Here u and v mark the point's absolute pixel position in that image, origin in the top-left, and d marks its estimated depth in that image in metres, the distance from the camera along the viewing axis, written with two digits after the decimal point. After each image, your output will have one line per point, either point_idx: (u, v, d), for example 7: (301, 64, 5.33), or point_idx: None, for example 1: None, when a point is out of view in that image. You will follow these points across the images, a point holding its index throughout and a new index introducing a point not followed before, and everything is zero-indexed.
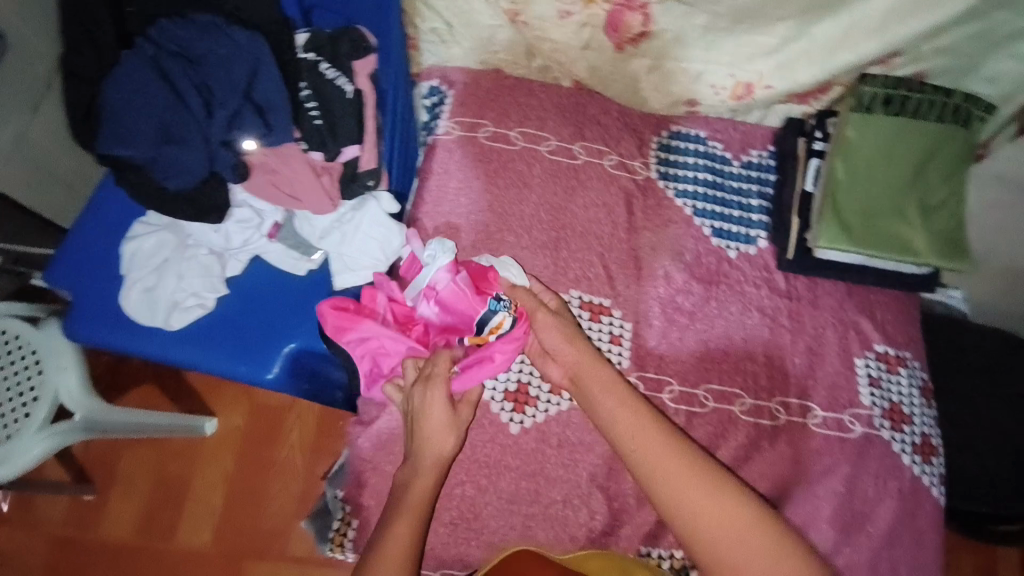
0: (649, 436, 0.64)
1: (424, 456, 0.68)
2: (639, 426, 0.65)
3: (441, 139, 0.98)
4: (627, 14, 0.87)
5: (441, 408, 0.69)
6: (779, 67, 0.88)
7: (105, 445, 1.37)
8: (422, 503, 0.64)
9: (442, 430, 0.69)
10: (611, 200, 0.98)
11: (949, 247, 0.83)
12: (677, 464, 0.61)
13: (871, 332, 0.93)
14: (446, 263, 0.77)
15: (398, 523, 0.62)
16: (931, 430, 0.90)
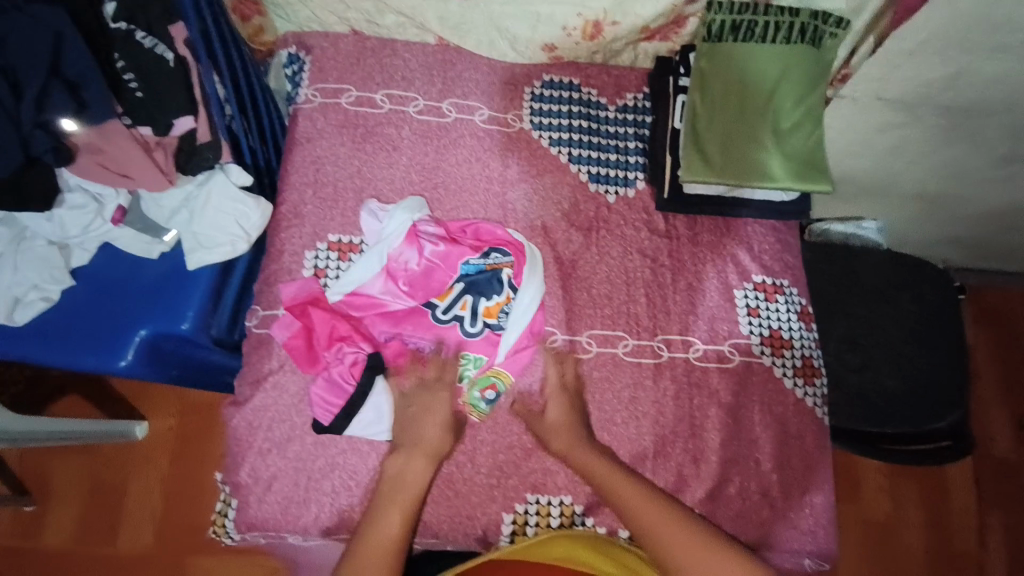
0: (623, 484, 0.75)
1: (416, 448, 0.76)
2: (615, 477, 0.76)
3: (301, 107, 0.94)
4: None
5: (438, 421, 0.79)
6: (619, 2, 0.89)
7: (33, 457, 1.31)
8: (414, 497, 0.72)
9: (440, 432, 0.78)
10: (482, 155, 0.96)
11: (806, 167, 0.83)
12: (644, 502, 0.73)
13: (749, 263, 0.94)
14: (401, 241, 0.85)
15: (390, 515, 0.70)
16: (813, 352, 0.91)
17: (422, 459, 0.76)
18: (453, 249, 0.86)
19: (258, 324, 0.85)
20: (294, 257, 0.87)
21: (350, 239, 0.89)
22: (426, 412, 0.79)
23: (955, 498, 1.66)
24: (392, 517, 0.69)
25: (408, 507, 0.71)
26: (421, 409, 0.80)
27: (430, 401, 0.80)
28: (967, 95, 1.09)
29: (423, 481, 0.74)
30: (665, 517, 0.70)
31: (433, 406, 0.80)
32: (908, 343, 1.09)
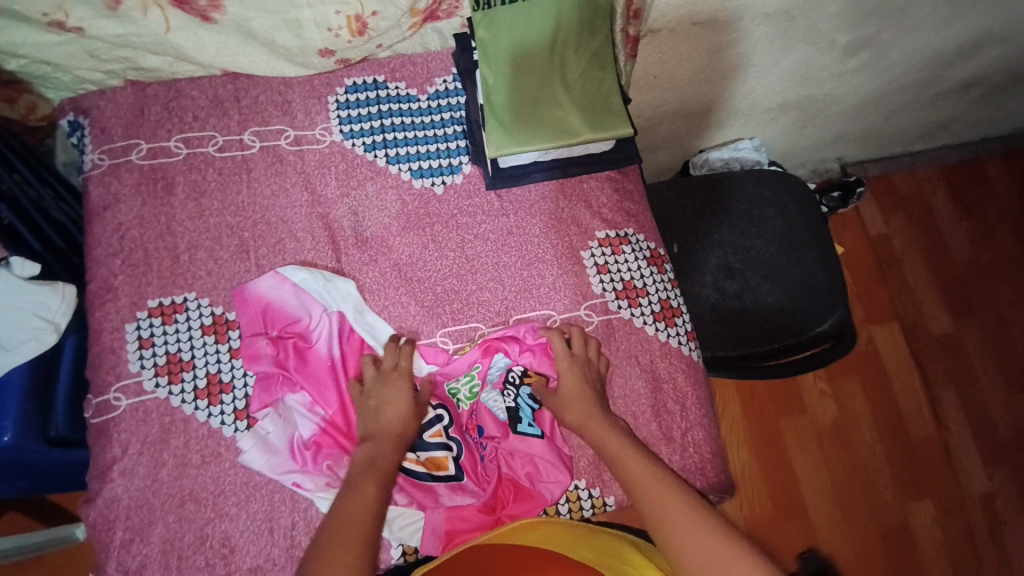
0: (631, 462, 0.74)
1: (386, 437, 0.77)
2: (629, 458, 0.75)
3: (91, 175, 0.89)
4: None
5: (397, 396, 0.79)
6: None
7: None
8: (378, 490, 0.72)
9: (399, 419, 0.78)
10: (297, 180, 0.92)
11: (597, 115, 0.84)
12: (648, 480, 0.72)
13: (590, 221, 0.93)
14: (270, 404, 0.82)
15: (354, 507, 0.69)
16: (669, 294, 0.92)
17: (390, 447, 0.76)
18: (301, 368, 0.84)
19: (93, 413, 0.80)
20: (115, 332, 0.83)
21: (171, 300, 0.84)
22: (386, 405, 0.79)
23: (896, 384, 1.70)
24: (365, 492, 0.71)
25: (372, 501, 0.71)
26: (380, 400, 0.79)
27: (387, 394, 0.80)
28: None
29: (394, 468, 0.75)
30: (667, 495, 0.70)
31: (393, 396, 0.79)
32: (780, 256, 1.09)
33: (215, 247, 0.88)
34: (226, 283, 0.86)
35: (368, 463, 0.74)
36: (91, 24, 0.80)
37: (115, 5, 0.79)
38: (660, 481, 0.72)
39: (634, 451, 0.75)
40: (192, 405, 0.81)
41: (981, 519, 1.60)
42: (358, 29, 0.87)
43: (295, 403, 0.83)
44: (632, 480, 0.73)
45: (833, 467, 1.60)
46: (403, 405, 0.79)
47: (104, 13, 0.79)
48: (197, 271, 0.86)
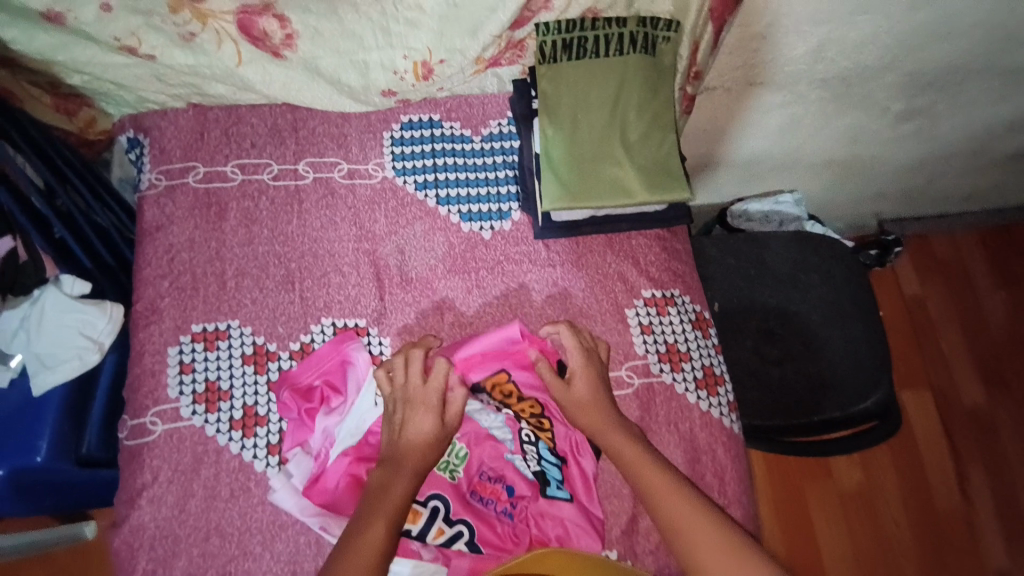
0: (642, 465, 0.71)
1: (404, 463, 0.71)
2: (642, 464, 0.71)
3: (146, 194, 0.90)
4: (258, 19, 0.78)
5: (423, 419, 0.74)
6: (438, 36, 0.82)
7: None
8: (399, 506, 0.67)
9: (424, 442, 0.73)
10: (347, 214, 0.92)
11: (657, 178, 0.83)
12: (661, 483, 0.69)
13: (637, 279, 0.92)
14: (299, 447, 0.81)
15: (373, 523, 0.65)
16: (712, 360, 0.90)
17: (405, 473, 0.71)
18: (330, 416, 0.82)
19: (127, 435, 0.80)
20: (156, 355, 0.83)
21: (215, 326, 0.84)
22: (409, 423, 0.74)
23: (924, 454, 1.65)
24: (377, 526, 0.65)
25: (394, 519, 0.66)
26: (403, 420, 0.75)
27: (412, 414, 0.75)
28: (844, 65, 1.06)
29: (407, 493, 0.69)
30: (679, 498, 0.67)
31: (416, 411, 0.75)
32: (823, 324, 1.07)
33: (261, 276, 0.88)
34: (269, 313, 0.86)
35: (381, 488, 0.69)
36: (163, 52, 0.81)
37: (190, 36, 0.80)
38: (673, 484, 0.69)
39: (648, 457, 0.72)
40: (226, 436, 0.80)
41: None
42: (423, 73, 0.86)
43: (321, 450, 0.81)
44: (644, 485, 0.70)
45: (853, 535, 1.56)
46: (425, 427, 0.74)
47: (177, 43, 0.81)
48: (242, 299, 0.86)
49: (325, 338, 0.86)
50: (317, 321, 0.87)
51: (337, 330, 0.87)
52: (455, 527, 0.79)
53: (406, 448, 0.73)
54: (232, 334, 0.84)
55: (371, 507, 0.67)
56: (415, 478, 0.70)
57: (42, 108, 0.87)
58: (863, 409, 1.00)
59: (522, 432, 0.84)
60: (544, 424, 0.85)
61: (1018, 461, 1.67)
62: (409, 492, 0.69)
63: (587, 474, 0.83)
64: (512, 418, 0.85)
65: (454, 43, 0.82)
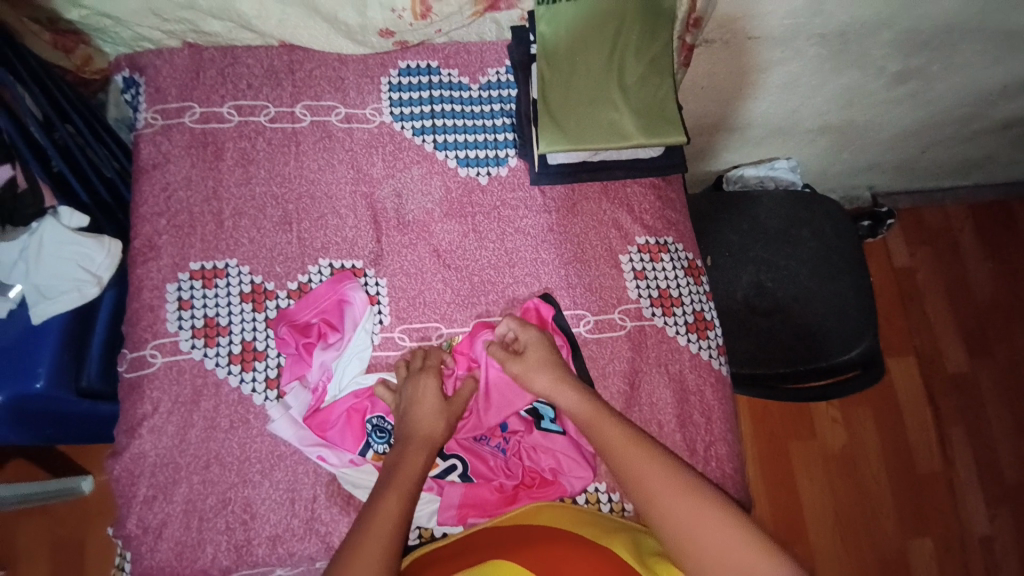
0: (643, 465, 0.68)
1: (414, 436, 0.74)
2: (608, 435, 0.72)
3: (143, 132, 0.90)
4: None
5: (431, 396, 0.77)
6: None
7: None
8: (412, 480, 0.70)
9: (433, 416, 0.76)
10: (344, 157, 0.93)
11: (654, 122, 0.83)
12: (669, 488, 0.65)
13: (631, 226, 0.93)
14: (296, 382, 0.83)
15: (391, 497, 0.67)
16: (703, 306, 0.92)
17: (418, 446, 0.73)
18: (326, 351, 0.84)
19: (127, 368, 0.81)
20: (154, 291, 0.83)
21: (213, 265, 0.85)
22: (416, 403, 0.77)
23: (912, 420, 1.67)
24: (389, 507, 0.66)
25: (407, 493, 0.68)
26: (410, 399, 0.77)
27: (420, 389, 0.78)
28: (838, 19, 1.07)
29: (420, 469, 0.71)
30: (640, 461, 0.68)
31: (421, 389, 0.78)
32: (812, 278, 1.09)
33: (259, 216, 0.88)
34: (266, 253, 0.87)
35: (394, 464, 0.72)
36: None
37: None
38: (681, 483, 0.65)
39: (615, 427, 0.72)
40: (225, 369, 0.82)
41: (980, 561, 1.59)
42: (421, 13, 0.87)
43: (320, 383, 0.84)
44: (644, 492, 0.66)
45: (836, 494, 1.60)
46: (433, 402, 0.77)
47: None
48: (241, 239, 0.87)
49: (323, 278, 0.87)
50: (314, 261, 0.88)
51: (334, 271, 0.88)
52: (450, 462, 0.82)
53: (416, 424, 0.75)
54: (231, 275, 0.85)
55: (385, 485, 0.69)
56: (429, 450, 0.73)
57: (39, 44, 0.85)
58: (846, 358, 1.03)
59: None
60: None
61: (996, 424, 1.71)
62: (420, 471, 0.71)
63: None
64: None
65: None
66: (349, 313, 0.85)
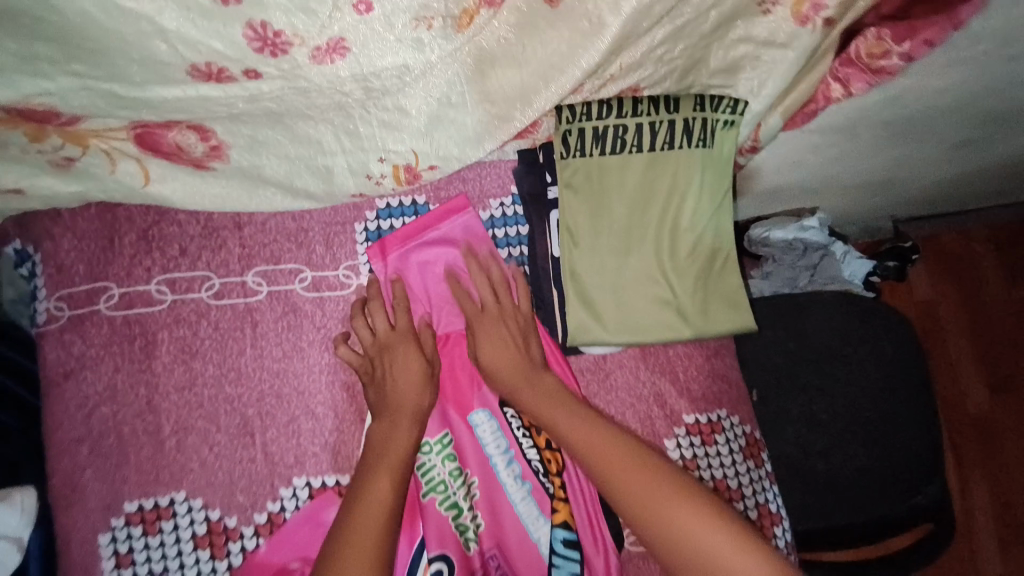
0: (648, 483, 0.58)
1: (402, 412, 0.66)
2: (606, 445, 0.61)
3: (45, 329, 0.69)
4: (159, 134, 0.56)
5: (411, 362, 0.69)
6: (427, 138, 0.59)
7: None
8: (404, 461, 0.63)
9: (415, 389, 0.68)
10: (315, 337, 0.74)
11: (712, 305, 0.66)
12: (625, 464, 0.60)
13: (677, 401, 0.77)
14: None
15: (379, 477, 0.61)
16: (767, 494, 0.77)
17: (407, 420, 0.66)
18: None
19: None
20: (85, 544, 0.67)
21: (154, 502, 0.67)
22: (395, 374, 0.68)
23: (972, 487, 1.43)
24: (381, 489, 0.60)
25: (399, 474, 0.62)
26: (388, 369, 0.69)
27: (393, 357, 0.69)
28: (910, 109, 0.88)
29: (410, 447, 0.64)
30: (645, 482, 0.58)
31: (400, 365, 0.69)
32: (871, 408, 0.95)
33: (211, 429, 0.70)
34: (224, 476, 0.69)
35: (382, 439, 0.65)
36: (32, 181, 0.59)
37: (68, 163, 0.58)
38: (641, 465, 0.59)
39: (628, 448, 0.61)
40: None
41: None
42: (406, 181, 0.62)
43: None
44: (620, 492, 0.58)
45: None
46: (415, 371, 0.68)
47: (52, 172, 0.59)
48: (189, 463, 0.69)
49: (298, 504, 0.70)
50: (287, 481, 0.70)
51: (313, 491, 0.70)
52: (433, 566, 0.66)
53: (394, 401, 0.67)
54: (178, 516, 0.68)
55: (371, 467, 0.63)
56: (415, 429, 0.66)
57: None
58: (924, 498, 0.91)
59: (510, 421, 0.72)
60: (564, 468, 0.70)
61: None
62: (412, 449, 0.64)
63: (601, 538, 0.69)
64: (500, 410, 0.73)
65: (447, 147, 0.60)
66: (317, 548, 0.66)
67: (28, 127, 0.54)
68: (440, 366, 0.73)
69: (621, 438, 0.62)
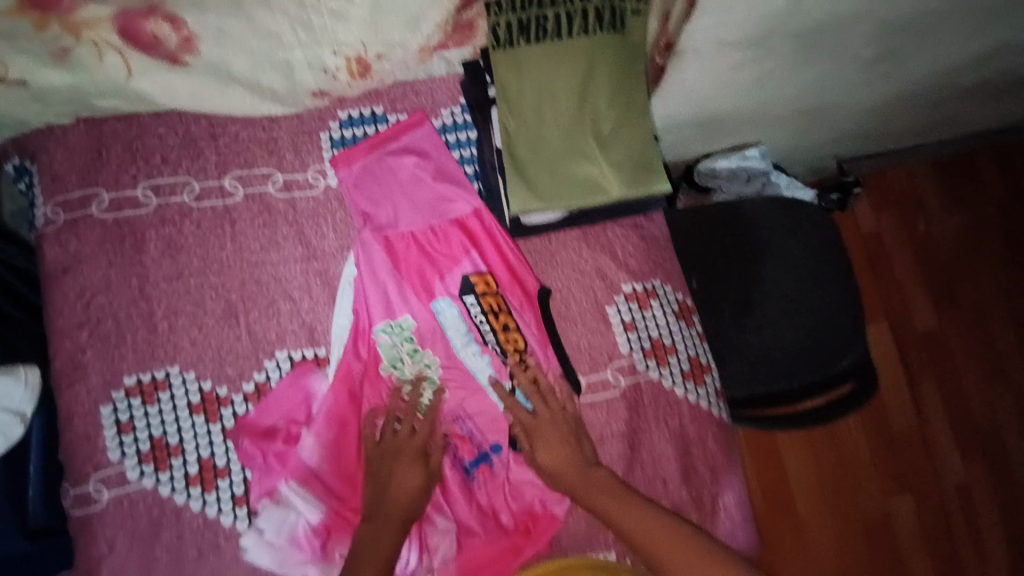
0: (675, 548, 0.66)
1: (395, 507, 0.74)
2: (634, 511, 0.70)
3: (43, 231, 0.77)
4: (143, 21, 0.66)
5: (407, 465, 0.76)
6: (373, 30, 0.73)
7: None
8: (402, 515, 0.73)
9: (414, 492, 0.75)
10: (289, 231, 0.82)
11: (634, 172, 0.76)
12: (664, 540, 0.67)
13: (616, 274, 0.87)
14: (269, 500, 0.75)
15: (383, 533, 0.71)
16: (698, 350, 0.88)
17: (399, 510, 0.74)
18: (291, 456, 0.77)
19: (73, 505, 0.73)
20: (87, 417, 0.74)
21: (152, 375, 0.76)
22: (395, 477, 0.75)
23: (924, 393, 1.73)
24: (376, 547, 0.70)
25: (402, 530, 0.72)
26: (388, 476, 0.75)
27: (399, 469, 0.76)
28: (813, 17, 1.00)
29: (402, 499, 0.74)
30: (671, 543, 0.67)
31: (403, 468, 0.76)
32: (798, 290, 1.07)
33: (199, 313, 0.78)
34: (214, 353, 0.78)
35: (373, 497, 0.74)
36: (34, 74, 0.70)
37: (64, 53, 0.68)
38: (676, 536, 0.67)
39: (659, 519, 0.69)
40: (184, 494, 0.74)
41: (962, 515, 1.67)
42: (359, 72, 0.78)
43: (295, 489, 0.76)
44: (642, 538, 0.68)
45: (823, 471, 1.62)
46: (417, 481, 0.75)
47: (49, 62, 0.69)
48: (181, 343, 0.77)
49: (281, 374, 0.79)
50: (271, 355, 0.79)
51: (293, 363, 0.80)
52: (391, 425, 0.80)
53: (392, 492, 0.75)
54: (173, 387, 0.76)
55: (368, 520, 0.72)
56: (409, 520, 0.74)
57: None
58: (843, 362, 1.02)
59: (469, 307, 0.84)
60: (514, 340, 0.83)
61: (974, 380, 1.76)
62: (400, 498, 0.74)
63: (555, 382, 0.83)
64: (460, 298, 0.84)
65: (391, 38, 0.75)
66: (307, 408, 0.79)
67: (34, 16, 0.64)
68: (405, 262, 0.85)
69: (661, 517, 0.69)
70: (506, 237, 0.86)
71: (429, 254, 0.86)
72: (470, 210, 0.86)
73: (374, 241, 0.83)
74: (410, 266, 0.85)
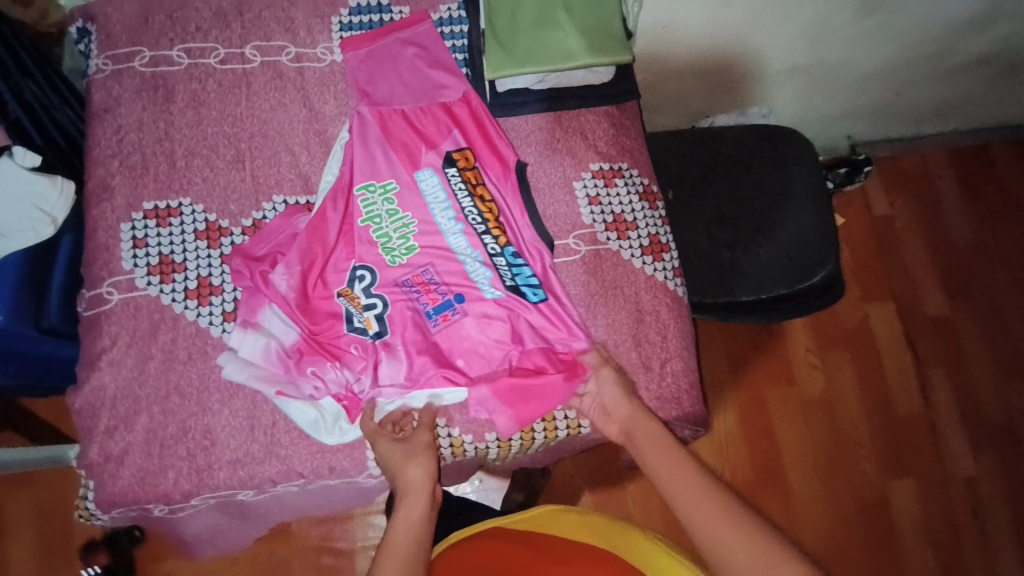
0: (664, 455, 0.75)
1: (411, 488, 0.77)
2: (635, 421, 0.79)
3: (95, 79, 0.91)
4: None
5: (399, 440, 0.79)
6: None
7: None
8: (426, 488, 0.77)
9: (416, 464, 0.78)
10: (296, 96, 0.93)
11: (598, 38, 0.89)
12: (647, 436, 0.78)
13: (585, 153, 0.93)
14: (245, 323, 0.82)
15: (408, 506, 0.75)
16: (658, 230, 0.92)
17: (417, 494, 0.76)
18: (269, 287, 0.83)
19: (86, 306, 0.83)
20: (109, 231, 0.84)
21: (166, 204, 0.86)
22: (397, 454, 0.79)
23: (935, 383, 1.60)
24: (410, 516, 0.75)
25: (423, 505, 0.76)
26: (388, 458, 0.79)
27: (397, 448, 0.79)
28: None
29: (424, 477, 0.77)
30: (662, 450, 0.76)
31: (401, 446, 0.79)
32: (771, 208, 1.10)
33: (211, 156, 0.89)
34: (220, 191, 0.87)
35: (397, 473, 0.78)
36: None
37: None
38: (657, 438, 0.77)
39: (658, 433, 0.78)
40: (182, 304, 0.82)
41: (968, 508, 1.50)
42: None
43: (274, 315, 0.84)
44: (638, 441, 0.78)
45: (816, 437, 1.51)
46: (417, 456, 0.78)
47: None
48: (193, 178, 0.87)
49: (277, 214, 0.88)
50: (268, 199, 0.89)
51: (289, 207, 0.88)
52: (359, 272, 0.87)
53: (402, 474, 0.77)
54: (182, 215, 0.86)
55: (401, 496, 0.76)
56: (427, 504, 0.76)
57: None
58: (811, 280, 1.05)
59: (451, 179, 0.89)
60: (491, 209, 0.88)
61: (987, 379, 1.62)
62: (424, 477, 0.77)
63: (534, 249, 0.88)
64: (443, 169, 0.89)
65: None
66: (286, 248, 0.85)
67: None
68: (397, 129, 0.91)
69: (661, 434, 0.77)
70: (490, 117, 0.92)
71: (416, 128, 0.91)
72: (460, 93, 0.92)
73: (369, 115, 0.90)
74: (398, 137, 0.90)
